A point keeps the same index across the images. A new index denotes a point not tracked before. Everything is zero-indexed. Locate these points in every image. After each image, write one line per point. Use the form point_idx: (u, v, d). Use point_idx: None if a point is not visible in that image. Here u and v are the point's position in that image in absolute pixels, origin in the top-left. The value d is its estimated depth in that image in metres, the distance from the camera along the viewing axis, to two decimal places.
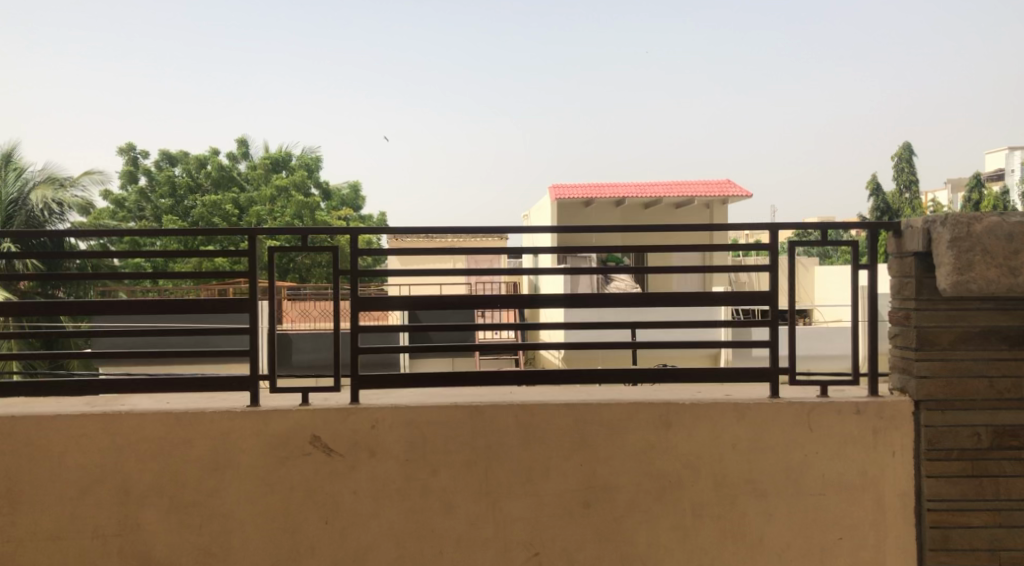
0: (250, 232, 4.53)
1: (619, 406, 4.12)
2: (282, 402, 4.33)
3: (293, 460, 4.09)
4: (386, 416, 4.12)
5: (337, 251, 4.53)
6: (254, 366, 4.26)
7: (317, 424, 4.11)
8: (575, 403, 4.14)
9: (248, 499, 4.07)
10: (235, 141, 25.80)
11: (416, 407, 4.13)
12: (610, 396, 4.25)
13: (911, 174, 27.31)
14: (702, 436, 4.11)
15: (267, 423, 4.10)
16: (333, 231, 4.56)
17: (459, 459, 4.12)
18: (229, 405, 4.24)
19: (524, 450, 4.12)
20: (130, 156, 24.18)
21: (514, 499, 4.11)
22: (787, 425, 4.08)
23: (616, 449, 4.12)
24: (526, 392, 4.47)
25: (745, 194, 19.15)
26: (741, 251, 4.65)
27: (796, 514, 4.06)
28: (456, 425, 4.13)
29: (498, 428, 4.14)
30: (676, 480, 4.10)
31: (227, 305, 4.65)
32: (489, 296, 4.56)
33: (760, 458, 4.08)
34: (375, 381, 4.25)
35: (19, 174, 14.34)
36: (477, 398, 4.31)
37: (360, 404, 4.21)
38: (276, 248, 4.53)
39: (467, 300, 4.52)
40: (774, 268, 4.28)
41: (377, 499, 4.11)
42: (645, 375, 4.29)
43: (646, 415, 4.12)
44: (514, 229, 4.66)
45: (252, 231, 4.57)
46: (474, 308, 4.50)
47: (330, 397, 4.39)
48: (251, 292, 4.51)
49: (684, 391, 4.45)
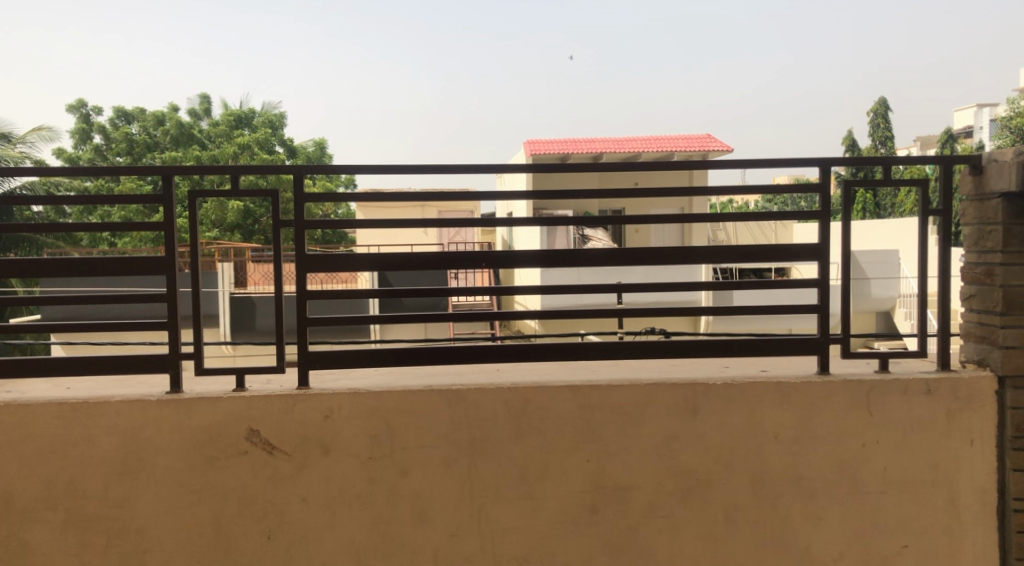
0: (164, 173, 3.52)
1: (635, 388, 3.31)
2: (212, 386, 3.47)
3: (225, 461, 3.24)
4: (344, 402, 3.28)
5: (277, 195, 3.54)
6: (174, 343, 3.36)
7: (256, 415, 3.26)
8: (579, 385, 3.32)
9: (168, 511, 3.22)
10: (197, 97, 24.25)
11: (380, 391, 3.29)
12: (624, 376, 3.45)
13: (887, 131, 26.62)
14: (738, 422, 3.32)
15: (192, 413, 3.24)
16: (272, 169, 3.57)
17: (435, 457, 3.30)
18: (141, 392, 3.36)
19: (516, 444, 3.31)
20: (82, 112, 22.74)
21: (504, 504, 3.31)
22: (840, 408, 3.31)
23: (631, 442, 3.32)
24: (515, 371, 3.65)
25: (727, 148, 18.34)
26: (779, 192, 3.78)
27: (850, 517, 3.31)
28: (432, 413, 3.30)
29: (485, 416, 3.31)
30: (704, 477, 3.32)
31: (141, 266, 3.64)
32: (471, 252, 3.69)
33: (807, 451, 3.31)
34: (327, 360, 3.39)
35: None
36: (456, 379, 3.48)
37: (311, 389, 3.36)
38: (199, 192, 3.52)
39: (445, 257, 3.65)
40: (826, 217, 3.45)
41: (332, 508, 3.27)
42: (666, 351, 3.48)
43: (669, 398, 3.32)
44: (497, 171, 3.79)
45: (167, 171, 3.55)
46: (453, 267, 3.63)
47: (274, 379, 3.54)
48: (167, 251, 3.52)
49: (710, 366, 3.65)
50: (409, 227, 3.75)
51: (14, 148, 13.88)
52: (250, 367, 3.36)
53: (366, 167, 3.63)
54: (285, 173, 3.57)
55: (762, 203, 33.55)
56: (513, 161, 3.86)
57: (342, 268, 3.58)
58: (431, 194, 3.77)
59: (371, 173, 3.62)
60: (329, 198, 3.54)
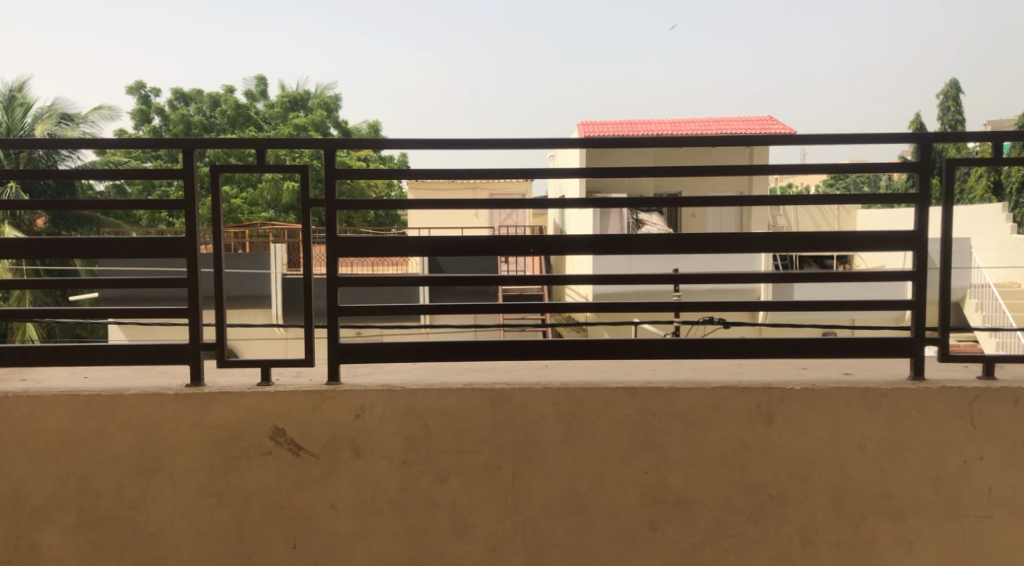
0: (183, 145, 3.21)
1: (700, 392, 2.95)
2: (236, 378, 3.21)
3: (248, 461, 2.98)
4: (378, 401, 2.99)
5: (306, 172, 3.23)
6: (194, 332, 3.10)
7: (281, 413, 2.99)
8: (637, 386, 2.97)
9: (186, 515, 2.98)
10: (252, 79, 24.29)
11: (415, 389, 2.99)
12: (687, 378, 3.08)
13: (958, 114, 25.33)
14: (819, 433, 2.93)
15: (213, 408, 2.99)
16: (301, 142, 3.25)
17: (475, 463, 2.98)
18: (161, 384, 3.12)
19: (566, 450, 2.97)
20: (142, 94, 22.94)
21: (552, 516, 2.98)
22: (938, 419, 2.89)
23: (694, 452, 2.95)
24: (565, 369, 3.30)
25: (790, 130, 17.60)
26: (867, 170, 3.34)
27: (946, 544, 2.89)
28: (472, 414, 2.99)
29: (531, 420, 2.98)
30: (778, 493, 2.94)
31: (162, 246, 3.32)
32: (517, 236, 3.34)
33: (899, 467, 2.89)
34: (358, 353, 3.10)
35: (25, 109, 13.56)
36: (499, 376, 3.15)
37: (341, 384, 3.07)
38: (220, 166, 3.21)
39: (488, 241, 3.30)
40: (925, 202, 3.01)
41: (363, 516, 2.99)
42: (735, 350, 3.10)
43: (738, 403, 2.95)
44: (549, 147, 3.43)
45: (187, 143, 3.25)
46: (496, 253, 3.29)
47: (302, 372, 3.26)
48: (188, 231, 3.22)
49: (784, 368, 3.26)
50: (450, 208, 3.41)
51: (73, 129, 13.94)
52: (276, 359, 3.09)
53: (404, 140, 3.29)
54: (315, 147, 3.25)
55: (823, 189, 32.38)
56: (566, 134, 3.48)
57: (376, 252, 3.27)
58: (475, 171, 3.42)
59: (409, 147, 3.28)
60: (363, 175, 3.22)
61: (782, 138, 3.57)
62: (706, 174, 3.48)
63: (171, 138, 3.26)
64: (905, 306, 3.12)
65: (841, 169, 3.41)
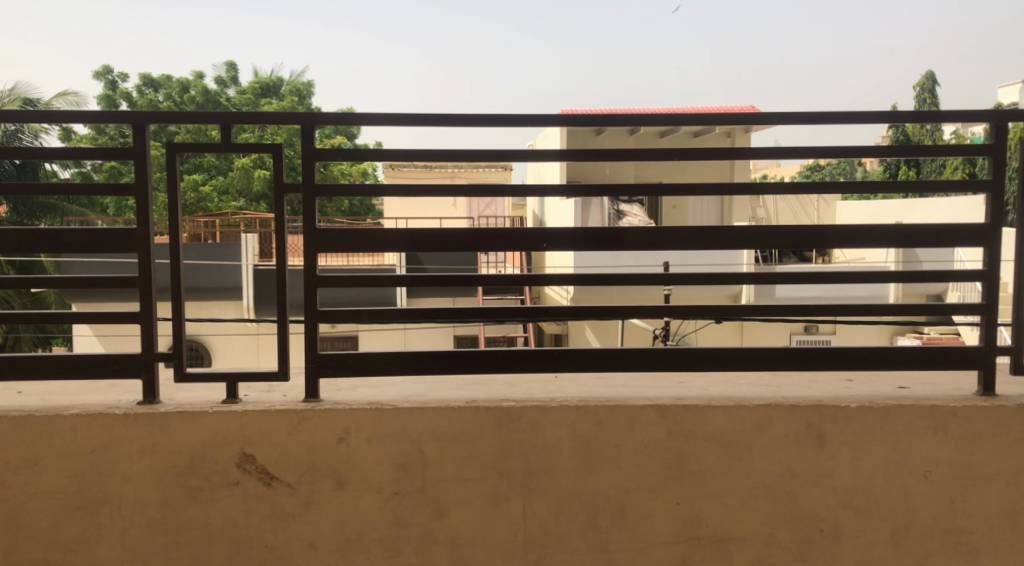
0: (133, 120, 2.63)
1: (740, 410, 2.55)
2: (197, 393, 2.75)
3: (212, 493, 2.53)
4: (365, 421, 2.56)
5: (280, 152, 2.75)
6: (148, 340, 2.63)
7: (251, 436, 2.54)
8: (668, 404, 2.57)
9: (136, 556, 2.51)
10: (223, 64, 23.49)
11: (410, 408, 2.56)
12: (722, 394, 2.68)
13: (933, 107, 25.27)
14: (876, 458, 2.54)
15: (169, 430, 2.53)
16: (273, 116, 2.75)
17: (479, 494, 2.55)
18: (109, 401, 2.66)
19: (585, 478, 2.56)
20: (108, 79, 22.07)
21: (568, 556, 2.55)
22: (1014, 442, 2.51)
23: (733, 480, 2.55)
24: (578, 382, 2.88)
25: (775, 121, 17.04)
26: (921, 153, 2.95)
27: None
28: (476, 437, 2.56)
29: (545, 443, 2.56)
30: (830, 528, 2.54)
31: (107, 241, 2.74)
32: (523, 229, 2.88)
33: (969, 497, 2.51)
34: (340, 365, 2.66)
35: None
36: (504, 391, 2.73)
37: (321, 402, 2.63)
38: (179, 145, 2.67)
39: (487, 234, 2.82)
40: (999, 189, 2.66)
41: (347, 557, 2.55)
42: (777, 361, 2.70)
43: (784, 424, 2.55)
44: (555, 129, 3.00)
45: (137, 117, 2.67)
46: (498, 248, 2.84)
47: (274, 387, 2.81)
48: (140, 221, 2.67)
49: (826, 381, 2.86)
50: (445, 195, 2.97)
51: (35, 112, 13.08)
52: (245, 373, 2.64)
53: (392, 116, 2.84)
54: (289, 123, 2.76)
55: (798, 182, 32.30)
56: (577, 111, 3.04)
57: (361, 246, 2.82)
58: (473, 153, 2.98)
59: (400, 124, 2.82)
60: (347, 156, 2.75)
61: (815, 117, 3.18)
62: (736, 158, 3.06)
63: (116, 110, 2.67)
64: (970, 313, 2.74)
65: (889, 152, 3.02)
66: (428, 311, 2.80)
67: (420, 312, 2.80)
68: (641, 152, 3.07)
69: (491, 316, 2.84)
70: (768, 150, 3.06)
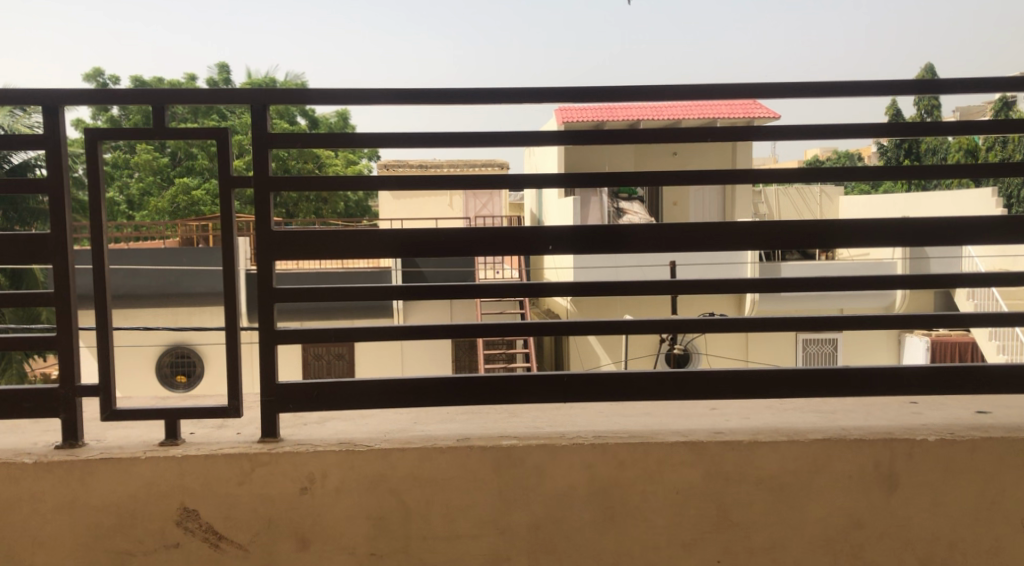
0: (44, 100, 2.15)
1: (793, 447, 2.08)
2: (134, 431, 2.28)
3: (148, 558, 2.06)
4: (333, 467, 2.09)
5: (228, 137, 2.29)
6: (67, 371, 2.16)
7: (195, 488, 2.08)
8: (705, 440, 2.10)
9: None
10: (213, 66, 23.04)
11: (388, 450, 2.10)
12: (767, 425, 2.21)
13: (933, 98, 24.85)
14: (962, 504, 2.06)
15: (92, 483, 2.05)
16: (218, 93, 2.26)
17: (475, 554, 2.10)
18: (25, 444, 2.19)
19: (604, 532, 2.10)
20: (97, 83, 21.56)
21: None
22: None
23: (787, 532, 2.08)
24: (590, 411, 2.42)
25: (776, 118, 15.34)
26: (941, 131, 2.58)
27: None
28: (471, 483, 2.10)
29: (555, 490, 2.10)
30: None
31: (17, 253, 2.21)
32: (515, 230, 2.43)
33: None
34: (304, 397, 2.19)
35: None
36: (502, 426, 2.27)
37: (282, 443, 2.17)
38: (103, 130, 2.18)
39: (477, 236, 2.40)
40: None
41: None
42: (830, 382, 2.24)
43: (847, 464, 2.08)
44: (554, 114, 2.54)
45: (49, 97, 2.18)
46: (489, 253, 2.40)
47: (228, 423, 2.34)
48: (56, 226, 2.18)
49: (885, 407, 2.40)
50: (426, 189, 2.51)
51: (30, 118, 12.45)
52: (189, 409, 2.17)
53: (358, 93, 2.39)
54: (237, 100, 2.29)
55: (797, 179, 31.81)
56: (580, 87, 2.58)
57: (328, 251, 2.37)
58: (459, 138, 2.54)
59: (370, 102, 2.37)
60: (308, 139, 2.30)
61: (852, 92, 2.74)
62: (762, 139, 2.62)
63: (23, 91, 2.19)
64: (1006, 317, 2.60)
65: (892, 132, 2.66)
66: (408, 328, 2.34)
67: (400, 330, 2.34)
68: (650, 135, 2.62)
69: (482, 332, 2.38)
70: (791, 129, 2.64)
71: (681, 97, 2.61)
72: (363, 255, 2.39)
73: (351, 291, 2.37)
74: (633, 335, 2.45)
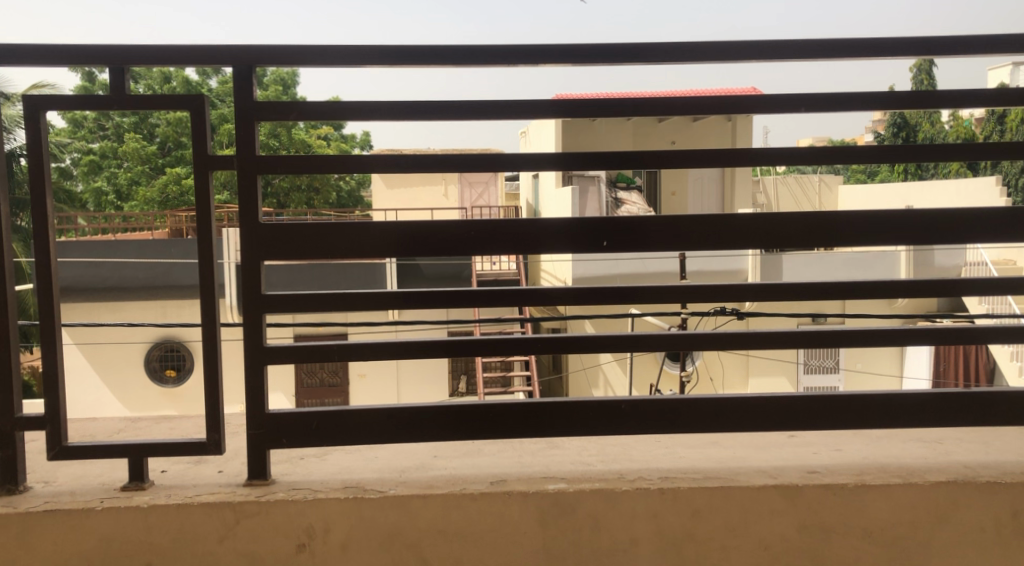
0: None
1: (907, 492, 1.68)
2: (95, 469, 1.87)
3: None
4: (337, 518, 1.69)
5: (205, 105, 1.90)
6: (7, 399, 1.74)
7: (166, 545, 1.67)
8: (796, 484, 1.70)
9: None
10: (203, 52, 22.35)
11: (405, 498, 1.69)
12: (864, 461, 1.81)
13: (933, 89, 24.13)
14: None
15: (39, 541, 1.65)
16: (192, 53, 1.88)
17: None
18: None
19: None
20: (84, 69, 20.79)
21: None
22: None
23: None
24: (642, 443, 2.02)
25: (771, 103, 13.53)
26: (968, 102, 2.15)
27: None
28: (509, 539, 1.70)
29: (613, 546, 1.70)
30: None
31: None
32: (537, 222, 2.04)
33: None
34: (300, 430, 1.79)
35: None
36: (540, 462, 1.86)
37: (274, 486, 1.77)
38: (51, 96, 1.78)
39: (491, 229, 2.01)
40: None
41: None
42: (934, 405, 1.87)
43: (973, 515, 1.68)
44: (582, 86, 2.10)
45: None
46: (506, 249, 2.03)
47: (207, 458, 1.94)
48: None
49: (991, 436, 2.01)
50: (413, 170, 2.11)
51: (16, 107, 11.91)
52: (160, 445, 1.76)
53: (353, 51, 1.99)
54: (215, 61, 1.91)
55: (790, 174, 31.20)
56: (615, 47, 2.13)
57: (327, 249, 1.96)
58: (440, 108, 2.03)
59: (368, 64, 1.97)
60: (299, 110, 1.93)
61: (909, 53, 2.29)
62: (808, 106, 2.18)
63: None
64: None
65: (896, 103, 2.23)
66: (416, 343, 1.94)
67: (406, 345, 1.95)
68: (663, 102, 2.14)
69: (499, 347, 2.00)
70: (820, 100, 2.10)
71: (707, 56, 2.10)
72: (369, 256, 1.97)
73: (345, 299, 1.96)
74: (660, 350, 2.07)
